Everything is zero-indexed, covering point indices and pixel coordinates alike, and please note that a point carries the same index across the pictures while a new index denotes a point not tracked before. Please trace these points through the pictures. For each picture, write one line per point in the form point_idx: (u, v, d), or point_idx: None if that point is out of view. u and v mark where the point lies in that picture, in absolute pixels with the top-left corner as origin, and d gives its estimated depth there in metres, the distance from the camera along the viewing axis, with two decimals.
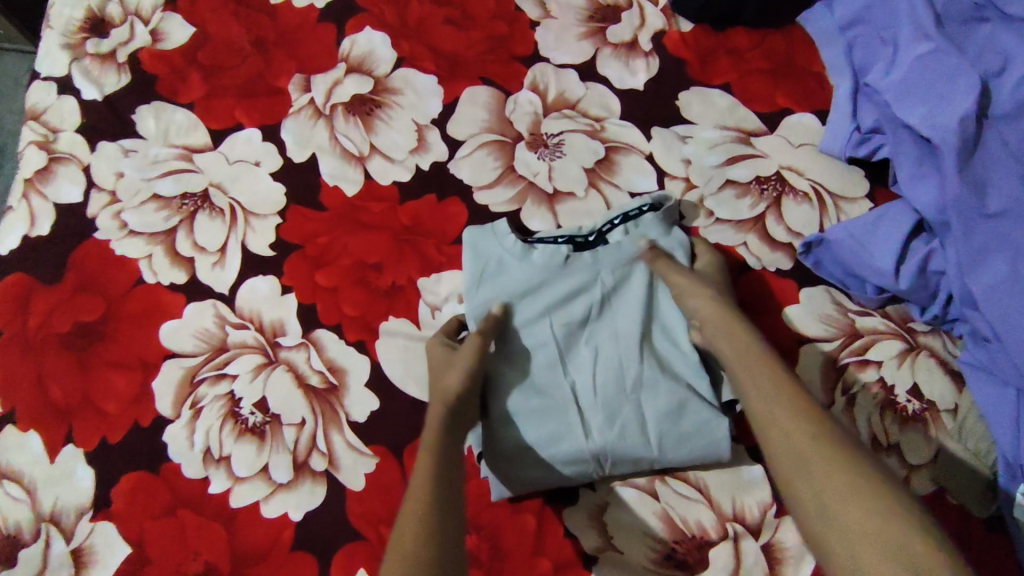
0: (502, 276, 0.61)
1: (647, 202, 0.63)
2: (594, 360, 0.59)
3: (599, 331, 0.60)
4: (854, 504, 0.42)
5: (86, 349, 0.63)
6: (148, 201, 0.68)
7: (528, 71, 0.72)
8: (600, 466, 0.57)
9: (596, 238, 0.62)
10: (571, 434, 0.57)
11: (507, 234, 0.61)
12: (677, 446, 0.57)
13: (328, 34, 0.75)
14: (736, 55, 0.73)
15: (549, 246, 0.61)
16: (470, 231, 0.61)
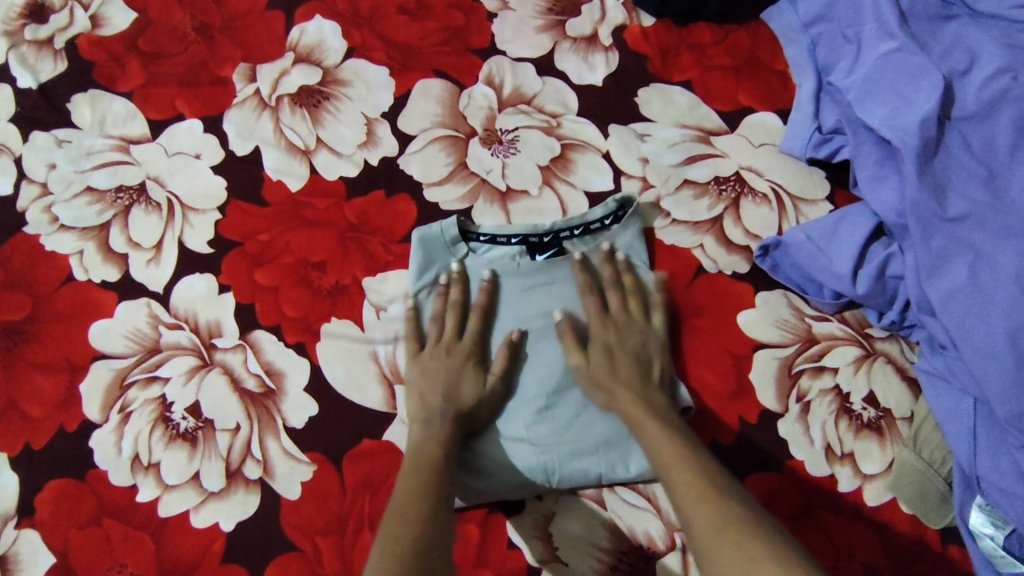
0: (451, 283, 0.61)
1: (610, 214, 0.62)
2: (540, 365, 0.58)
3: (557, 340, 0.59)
4: (702, 498, 0.45)
5: (14, 349, 0.60)
6: (81, 194, 0.65)
7: (484, 64, 0.70)
8: (547, 479, 0.55)
9: (552, 239, 0.62)
10: (522, 446, 0.56)
11: (454, 237, 0.61)
12: (628, 461, 0.56)
13: (277, 22, 0.72)
14: (698, 50, 0.71)
15: (497, 246, 0.61)
16: (420, 229, 0.61)
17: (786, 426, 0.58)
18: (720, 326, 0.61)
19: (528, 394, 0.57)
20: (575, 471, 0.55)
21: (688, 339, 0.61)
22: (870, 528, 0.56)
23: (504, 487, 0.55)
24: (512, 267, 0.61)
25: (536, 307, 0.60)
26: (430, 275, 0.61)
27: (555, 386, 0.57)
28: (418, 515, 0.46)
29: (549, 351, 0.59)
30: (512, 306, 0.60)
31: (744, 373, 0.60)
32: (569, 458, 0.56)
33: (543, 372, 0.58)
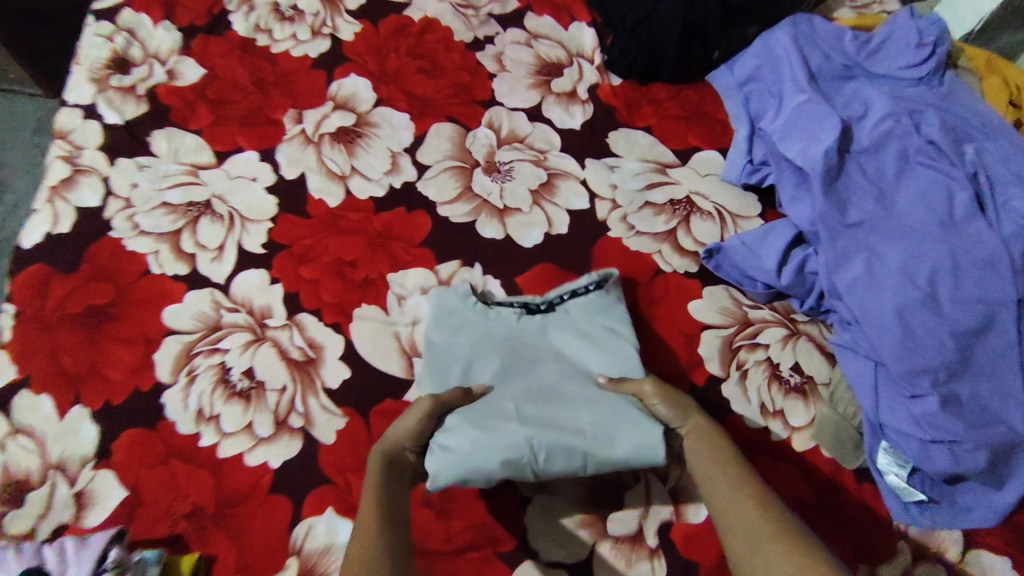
0: (457, 322, 0.70)
1: (592, 282, 0.72)
2: (518, 386, 0.66)
3: (549, 367, 0.67)
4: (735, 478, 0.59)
5: (97, 326, 0.73)
6: (158, 207, 0.80)
7: (485, 112, 0.88)
8: (533, 455, 0.61)
9: (546, 307, 0.72)
10: (511, 429, 0.61)
11: (467, 293, 0.71)
12: (610, 444, 0.62)
13: (320, 79, 0.90)
14: (656, 104, 0.89)
15: (501, 309, 0.71)
16: (437, 288, 0.72)
17: (729, 388, 0.72)
18: (676, 313, 0.76)
19: (517, 396, 0.65)
20: (559, 448, 0.61)
21: (649, 323, 0.75)
22: (797, 469, 0.70)
23: (494, 463, 0.60)
24: (512, 319, 0.70)
25: (506, 350, 0.68)
26: (439, 318, 0.70)
27: (542, 393, 0.65)
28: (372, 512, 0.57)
29: (548, 372, 0.67)
30: (482, 349, 0.68)
31: (695, 349, 0.74)
32: (553, 440, 0.61)
33: (531, 384, 0.66)
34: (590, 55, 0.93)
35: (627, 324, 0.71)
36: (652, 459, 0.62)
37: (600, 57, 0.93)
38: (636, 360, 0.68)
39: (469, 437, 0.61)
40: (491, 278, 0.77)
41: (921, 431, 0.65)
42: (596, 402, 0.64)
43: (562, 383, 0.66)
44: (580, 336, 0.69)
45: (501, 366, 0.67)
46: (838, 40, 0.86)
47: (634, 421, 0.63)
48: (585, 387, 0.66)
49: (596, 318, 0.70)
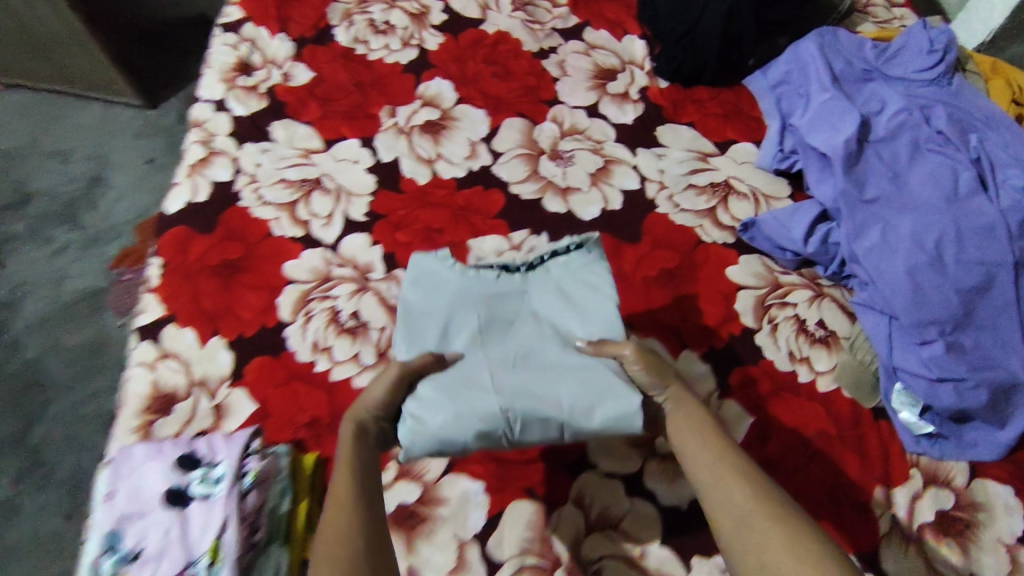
0: (435, 283, 0.69)
1: (573, 241, 0.73)
2: (495, 350, 0.66)
3: (527, 330, 0.67)
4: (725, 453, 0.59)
5: (230, 276, 0.89)
6: (277, 183, 0.96)
7: (550, 109, 1.02)
8: (510, 425, 0.62)
9: (526, 268, 0.73)
10: (487, 400, 0.62)
11: (446, 257, 0.72)
12: (585, 414, 0.63)
13: (410, 81, 1.06)
14: (699, 104, 1.03)
15: (480, 269, 0.71)
16: (415, 252, 0.73)
17: (762, 337, 0.84)
18: (716, 276, 0.88)
19: (494, 360, 0.65)
20: (535, 419, 0.62)
21: (692, 284, 0.87)
22: (821, 407, 0.80)
23: (469, 435, 0.61)
24: (491, 279, 0.70)
25: (482, 309, 0.68)
26: (415, 280, 0.70)
27: (519, 356, 0.65)
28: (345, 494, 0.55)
29: (526, 334, 0.67)
30: (460, 310, 0.68)
31: (732, 306, 0.86)
32: (528, 410, 0.62)
33: (509, 349, 0.66)
34: (641, 62, 1.08)
35: (609, 278, 0.70)
36: (630, 426, 0.62)
37: (649, 64, 1.07)
38: (616, 318, 0.67)
39: (444, 411, 0.61)
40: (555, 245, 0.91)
41: (929, 371, 0.76)
42: (572, 368, 0.64)
43: (538, 346, 0.66)
44: (559, 296, 0.70)
45: (478, 329, 0.66)
46: (860, 49, 1.00)
47: (612, 391, 0.63)
48: (562, 350, 0.66)
49: (575, 277, 0.71)
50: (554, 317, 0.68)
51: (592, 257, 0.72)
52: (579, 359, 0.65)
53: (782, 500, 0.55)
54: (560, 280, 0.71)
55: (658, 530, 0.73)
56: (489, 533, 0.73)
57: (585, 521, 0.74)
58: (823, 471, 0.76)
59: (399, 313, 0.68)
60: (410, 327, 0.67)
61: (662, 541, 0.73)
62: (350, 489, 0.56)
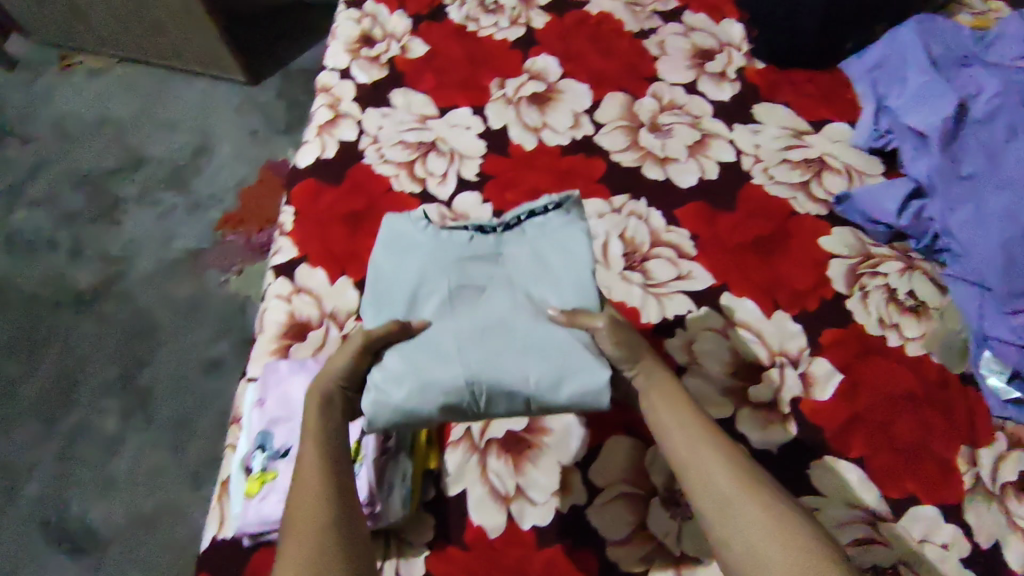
0: (407, 244, 0.72)
1: (551, 202, 0.76)
2: (464, 316, 0.67)
3: (499, 295, 0.68)
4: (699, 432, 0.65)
5: (356, 225, 0.98)
6: (397, 144, 1.04)
7: (650, 86, 1.08)
8: (474, 395, 0.63)
9: (503, 229, 0.75)
10: (450, 371, 0.63)
11: (419, 219, 0.75)
12: (550, 389, 0.64)
13: (518, 56, 1.13)
14: (794, 85, 1.08)
15: (455, 233, 0.74)
16: (389, 213, 0.77)
17: (853, 303, 0.88)
18: (809, 244, 0.93)
19: (463, 328, 0.66)
20: (500, 392, 0.64)
21: (785, 251, 0.92)
22: (910, 370, 0.83)
23: (434, 405, 0.63)
24: (465, 241, 0.72)
25: (450, 271, 0.69)
26: (388, 242, 0.73)
27: (489, 326, 0.65)
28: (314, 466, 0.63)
29: (496, 299, 0.68)
30: (432, 272, 0.69)
31: (824, 272, 0.90)
32: (493, 382, 0.63)
33: (479, 316, 0.66)
34: (738, 44, 1.13)
35: (584, 244, 0.72)
36: (595, 401, 0.64)
37: (747, 46, 1.12)
38: (587, 287, 0.69)
39: (410, 381, 0.63)
40: (654, 210, 0.96)
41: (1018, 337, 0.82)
42: (540, 338, 0.65)
43: (512, 311, 0.66)
44: (532, 261, 0.71)
45: (449, 296, 0.68)
46: (958, 35, 1.03)
47: (579, 365, 0.64)
48: (533, 316, 0.66)
49: (551, 242, 0.72)
50: (528, 283, 0.69)
51: (569, 219, 0.74)
52: (550, 329, 0.66)
53: (761, 491, 0.60)
54: (535, 244, 0.72)
55: None
56: (590, 462, 0.79)
57: None
58: (911, 430, 0.80)
59: (370, 274, 0.72)
60: (376, 293, 0.70)
61: None
62: (314, 480, 0.62)
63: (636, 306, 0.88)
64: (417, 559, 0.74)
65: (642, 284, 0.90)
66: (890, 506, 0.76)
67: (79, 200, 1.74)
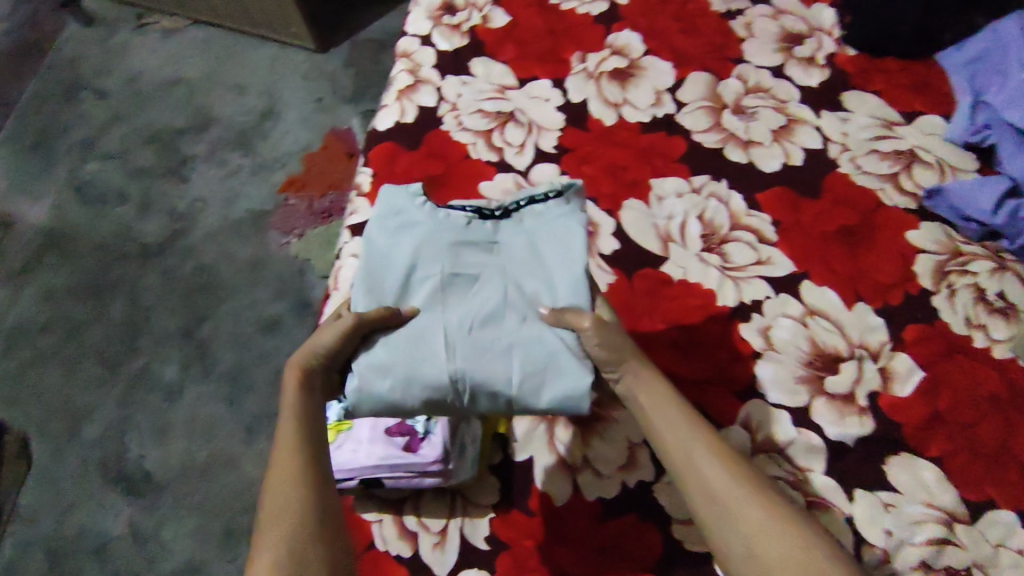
0: (404, 223, 0.70)
1: (555, 188, 0.73)
2: (454, 307, 0.64)
3: (491, 286, 0.65)
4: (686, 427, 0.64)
5: (432, 190, 0.98)
6: (475, 112, 1.04)
7: (736, 67, 1.06)
8: (457, 390, 0.61)
9: (501, 214, 0.72)
10: (435, 364, 0.61)
11: (418, 196, 0.72)
12: (534, 390, 0.61)
13: (601, 30, 1.12)
14: (886, 74, 1.04)
15: (453, 213, 0.71)
16: (388, 187, 0.73)
17: (939, 300, 0.85)
18: (895, 237, 0.90)
19: (452, 321, 0.63)
20: (483, 390, 0.61)
21: (869, 242, 0.90)
22: (996, 372, 0.81)
23: (416, 399, 0.62)
24: (461, 225, 0.69)
25: (444, 258, 0.67)
26: (385, 218, 0.70)
27: (477, 320, 0.63)
28: (292, 427, 0.64)
29: (488, 290, 0.65)
30: (427, 257, 0.67)
31: (910, 267, 0.88)
32: (477, 380, 0.61)
33: (469, 308, 0.64)
34: (829, 30, 1.09)
35: (582, 237, 0.68)
36: (577, 405, 0.62)
37: (838, 32, 1.09)
38: (580, 284, 0.66)
39: (395, 374, 0.62)
40: (734, 194, 0.94)
41: None
42: (529, 335, 0.63)
43: (502, 308, 0.64)
44: (527, 252, 0.67)
45: (439, 286, 0.65)
46: None
47: (564, 369, 0.62)
48: (522, 313, 0.64)
49: (547, 232, 0.69)
50: (521, 275, 0.66)
51: (570, 208, 0.71)
52: (537, 329, 0.63)
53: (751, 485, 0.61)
54: (533, 233, 0.69)
55: (820, 458, 0.77)
56: None
57: (751, 443, 0.78)
58: (994, 433, 0.78)
59: (363, 251, 0.69)
60: (367, 274, 0.67)
61: (825, 470, 0.76)
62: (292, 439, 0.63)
63: (712, 288, 0.87)
64: (481, 519, 0.75)
65: (719, 266, 0.89)
66: (967, 508, 0.74)
67: (149, 155, 1.77)
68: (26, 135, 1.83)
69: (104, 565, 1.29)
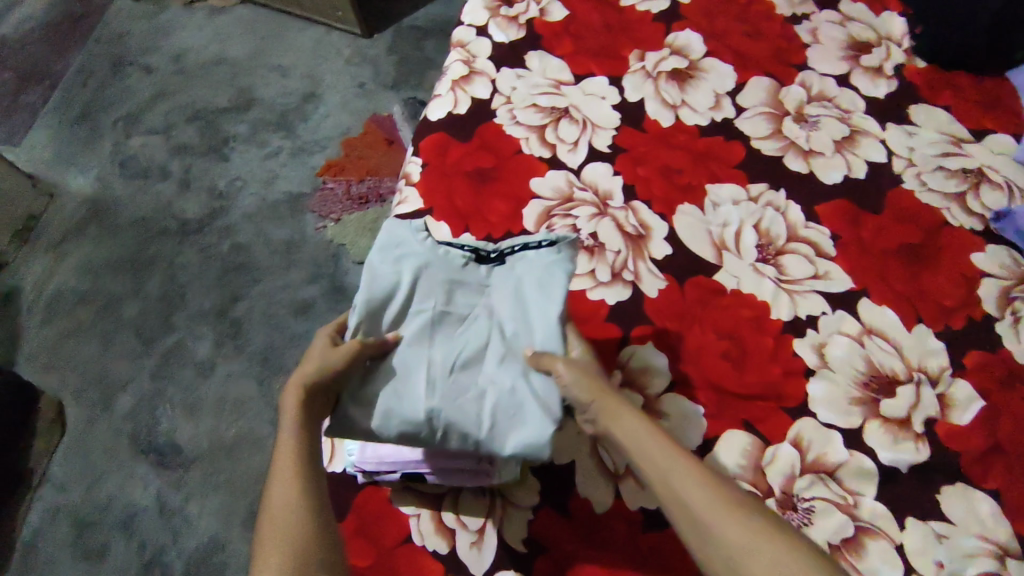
0: (405, 256, 0.73)
1: (546, 238, 0.74)
2: (439, 346, 0.69)
3: (475, 330, 0.70)
4: (661, 450, 0.63)
5: (482, 183, 0.96)
6: (530, 106, 1.02)
7: (799, 74, 1.03)
8: (433, 428, 0.66)
9: (496, 256, 0.76)
10: (414, 402, 0.66)
11: (421, 231, 0.75)
12: (502, 435, 0.66)
13: (660, 29, 1.09)
14: (957, 88, 1.00)
15: (451, 250, 0.75)
16: (392, 221, 0.76)
17: (1001, 327, 0.82)
18: (959, 259, 0.87)
19: (435, 360, 0.68)
20: (456, 429, 0.66)
21: (931, 263, 0.87)
22: None
23: (393, 433, 0.66)
24: (458, 265, 0.74)
25: (436, 297, 0.71)
26: (388, 248, 0.74)
27: (458, 362, 0.68)
28: (293, 449, 0.62)
29: (471, 333, 0.70)
30: (421, 293, 0.72)
31: (973, 290, 0.85)
32: (451, 420, 0.66)
33: (453, 348, 0.69)
34: (899, 39, 1.06)
35: (564, 288, 0.71)
36: (539, 455, 0.65)
37: (908, 42, 1.05)
38: (557, 329, 0.70)
39: (377, 407, 0.67)
40: (792, 204, 0.92)
41: None
42: (502, 382, 0.67)
43: (483, 351, 0.69)
44: (512, 297, 0.72)
45: (430, 322, 0.70)
46: None
47: (529, 417, 0.66)
48: (500, 357, 0.69)
49: (532, 280, 0.72)
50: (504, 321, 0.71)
51: (559, 257, 0.74)
52: (512, 374, 0.67)
53: (735, 499, 0.59)
54: (520, 279, 0.73)
55: (872, 483, 0.75)
56: (705, 451, 0.77)
57: (800, 463, 0.76)
58: None
59: (365, 278, 0.71)
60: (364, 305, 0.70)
61: (876, 495, 0.74)
62: (292, 460, 0.62)
63: (766, 300, 0.85)
64: (519, 521, 0.74)
65: (774, 278, 0.86)
66: (1023, 544, 0.71)
67: (192, 133, 1.78)
68: (72, 106, 1.84)
69: (131, 535, 1.31)
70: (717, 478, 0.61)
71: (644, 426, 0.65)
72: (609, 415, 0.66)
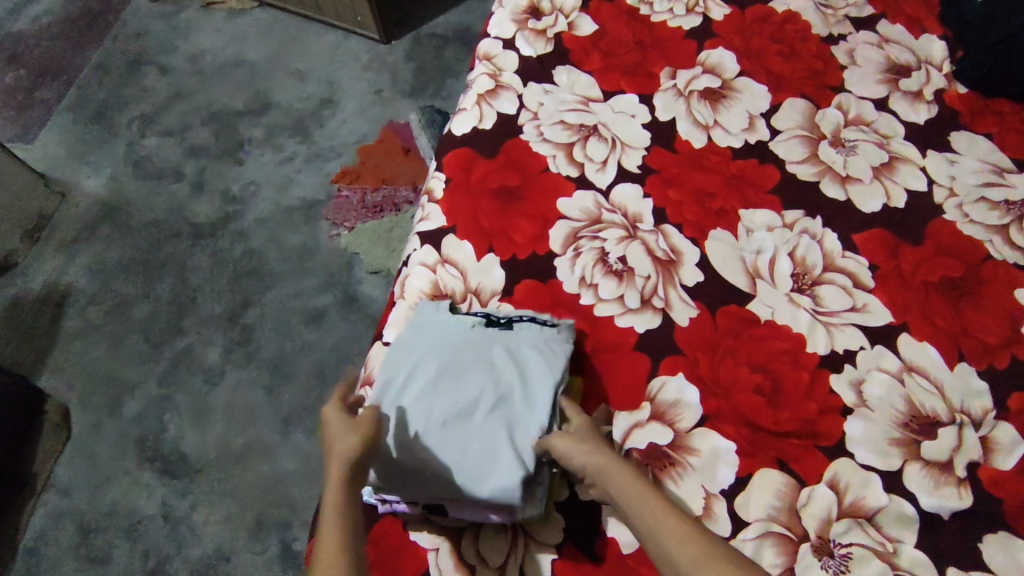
0: (427, 325, 0.80)
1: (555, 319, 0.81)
2: (437, 397, 0.73)
3: (471, 382, 0.74)
4: (650, 511, 0.64)
5: (507, 201, 0.93)
6: (557, 123, 1.00)
7: (835, 96, 1.00)
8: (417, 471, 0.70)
9: (505, 322, 0.80)
10: (405, 448, 0.71)
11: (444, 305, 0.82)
12: (482, 481, 0.70)
13: (692, 46, 1.06)
14: (999, 116, 0.97)
15: (465, 317, 0.80)
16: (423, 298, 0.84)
17: None
18: (1002, 294, 0.84)
19: (430, 410, 0.72)
20: (437, 472, 0.70)
21: (973, 298, 0.83)
22: None
23: (379, 473, 0.71)
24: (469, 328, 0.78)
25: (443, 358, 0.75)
26: (415, 320, 0.81)
27: (451, 413, 0.72)
28: (337, 528, 0.62)
29: (467, 385, 0.73)
30: (432, 356, 0.76)
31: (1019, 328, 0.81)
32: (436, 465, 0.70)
33: (450, 400, 0.73)
34: (939, 63, 1.03)
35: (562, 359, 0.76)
36: (511, 496, 0.69)
37: (948, 67, 1.02)
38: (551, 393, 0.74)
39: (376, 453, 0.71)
40: (829, 232, 0.89)
41: None
42: (489, 433, 0.71)
43: (476, 403, 0.73)
44: (512, 358, 0.76)
45: (436, 376, 0.74)
46: None
47: (506, 465, 0.70)
48: (494, 411, 0.72)
49: (535, 347, 0.77)
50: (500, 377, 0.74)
51: (559, 335, 0.79)
52: (498, 426, 0.72)
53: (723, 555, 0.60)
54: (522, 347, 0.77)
55: (912, 529, 0.72)
56: (738, 491, 0.74)
57: (837, 507, 0.73)
58: None
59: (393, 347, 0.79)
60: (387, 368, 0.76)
61: (916, 543, 0.71)
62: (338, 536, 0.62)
63: (802, 332, 0.82)
64: (543, 559, 0.72)
65: (810, 309, 0.83)
66: None
67: (208, 135, 1.76)
68: (88, 105, 1.82)
69: (135, 544, 1.28)
70: (707, 535, 0.62)
71: (637, 483, 0.67)
72: (601, 474, 0.68)
